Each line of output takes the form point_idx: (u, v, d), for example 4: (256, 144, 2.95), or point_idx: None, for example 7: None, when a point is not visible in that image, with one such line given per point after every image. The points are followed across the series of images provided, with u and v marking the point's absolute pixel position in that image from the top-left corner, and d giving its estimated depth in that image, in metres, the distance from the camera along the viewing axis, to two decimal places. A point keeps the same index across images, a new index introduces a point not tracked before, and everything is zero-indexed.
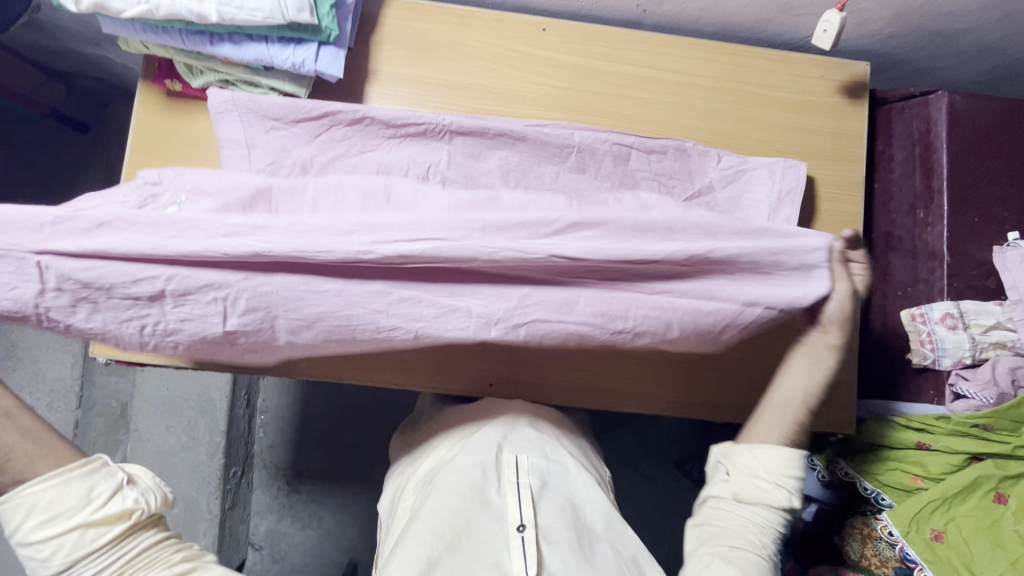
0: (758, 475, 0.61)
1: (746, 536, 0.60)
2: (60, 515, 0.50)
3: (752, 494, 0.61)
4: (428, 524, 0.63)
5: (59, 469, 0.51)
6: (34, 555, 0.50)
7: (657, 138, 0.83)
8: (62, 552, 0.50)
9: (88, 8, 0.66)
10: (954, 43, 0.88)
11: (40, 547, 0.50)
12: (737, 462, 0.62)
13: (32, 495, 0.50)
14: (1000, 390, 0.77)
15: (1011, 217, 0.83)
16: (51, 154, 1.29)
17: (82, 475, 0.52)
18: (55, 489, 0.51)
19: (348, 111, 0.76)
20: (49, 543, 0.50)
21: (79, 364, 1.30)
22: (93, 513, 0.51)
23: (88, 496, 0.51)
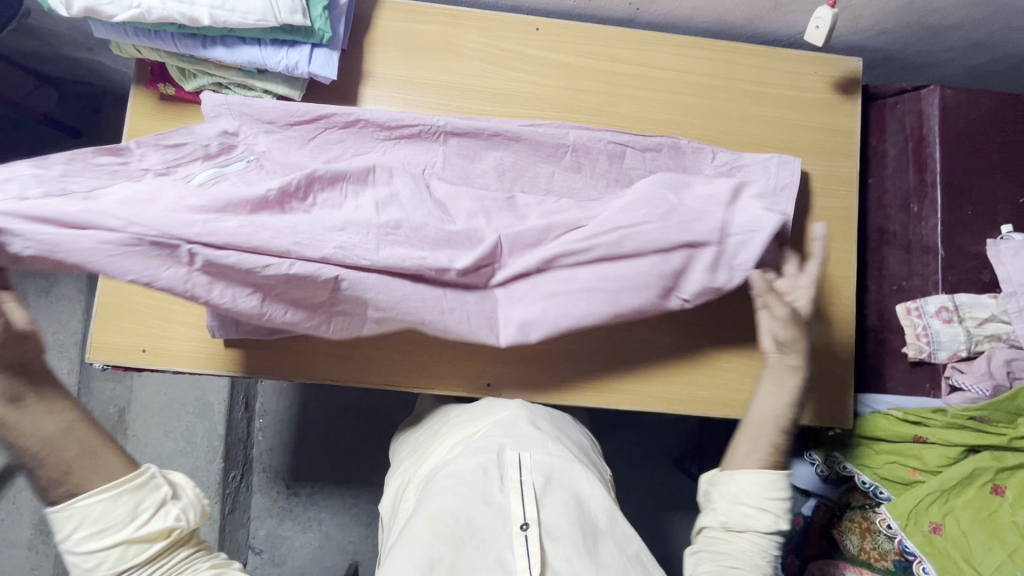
0: (741, 501, 0.67)
1: (739, 557, 0.65)
2: (109, 528, 0.53)
3: (738, 518, 0.66)
4: (429, 525, 0.63)
5: (109, 484, 0.53)
6: (80, 564, 0.52)
7: (651, 136, 0.84)
8: (107, 564, 0.52)
9: (81, 12, 0.66)
10: (945, 38, 0.89)
11: (87, 558, 0.52)
12: (722, 490, 0.68)
13: (85, 506, 0.52)
14: (995, 382, 0.78)
15: (1004, 210, 0.83)
16: (43, 158, 1.28)
17: (130, 490, 0.54)
18: (106, 501, 0.53)
19: (342, 114, 0.77)
20: (98, 554, 0.52)
21: (76, 370, 1.29)
22: (139, 526, 0.53)
23: (135, 510, 0.54)
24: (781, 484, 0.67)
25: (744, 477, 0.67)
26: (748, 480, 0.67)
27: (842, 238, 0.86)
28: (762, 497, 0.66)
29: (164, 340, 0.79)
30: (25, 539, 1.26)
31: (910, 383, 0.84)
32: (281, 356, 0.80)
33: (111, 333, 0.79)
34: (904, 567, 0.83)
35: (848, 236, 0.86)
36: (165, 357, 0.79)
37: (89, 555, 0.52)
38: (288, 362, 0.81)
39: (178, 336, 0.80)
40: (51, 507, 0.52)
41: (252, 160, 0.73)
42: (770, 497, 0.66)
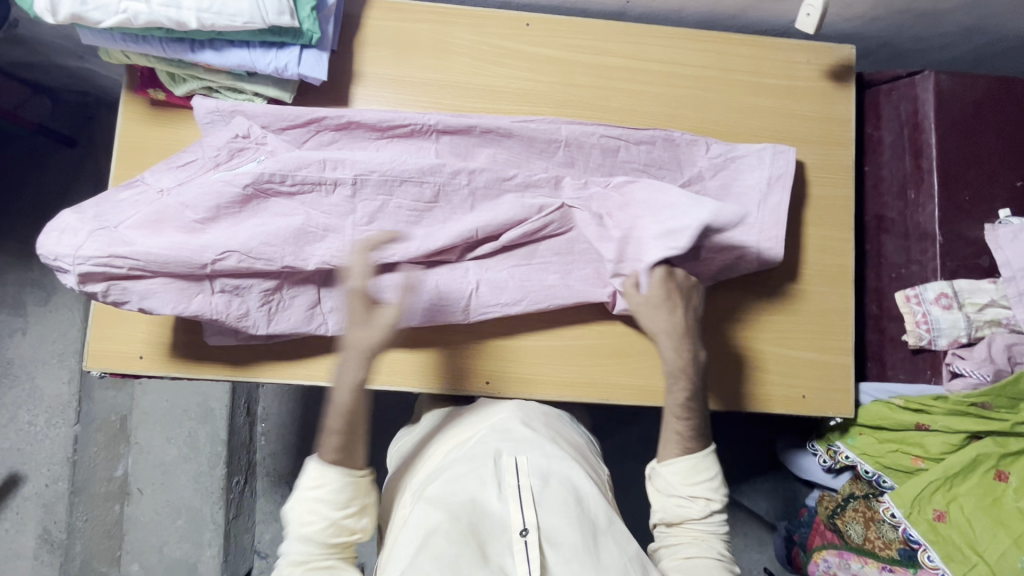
0: (672, 494, 0.74)
1: (687, 547, 0.72)
2: (333, 502, 0.67)
3: (673, 511, 0.74)
4: (428, 537, 0.63)
5: (350, 474, 0.68)
6: (292, 513, 0.68)
7: (645, 129, 0.84)
8: (312, 528, 0.67)
9: (67, 19, 0.66)
10: (938, 23, 0.88)
11: (304, 513, 0.67)
12: (655, 486, 0.76)
13: (333, 480, 0.67)
14: (996, 367, 0.77)
15: (1002, 194, 0.82)
16: (38, 168, 1.28)
17: (350, 483, 0.68)
18: (339, 487, 0.67)
19: (333, 116, 0.77)
20: (314, 516, 0.67)
21: (76, 380, 1.29)
22: (347, 512, 0.68)
23: (348, 501, 0.68)
24: (702, 467, 0.74)
25: (665, 472, 0.74)
26: (670, 472, 0.74)
27: (838, 228, 0.86)
28: (684, 484, 0.73)
29: (160, 347, 0.79)
30: (31, 549, 1.26)
31: (912, 371, 0.83)
32: (279, 359, 0.80)
33: (108, 340, 0.79)
34: (909, 555, 0.83)
35: (844, 225, 0.86)
36: (165, 363, 0.79)
37: (306, 513, 0.67)
38: (283, 367, 0.80)
39: (177, 343, 0.79)
40: (314, 458, 0.68)
41: (260, 159, 0.74)
42: (692, 482, 0.73)
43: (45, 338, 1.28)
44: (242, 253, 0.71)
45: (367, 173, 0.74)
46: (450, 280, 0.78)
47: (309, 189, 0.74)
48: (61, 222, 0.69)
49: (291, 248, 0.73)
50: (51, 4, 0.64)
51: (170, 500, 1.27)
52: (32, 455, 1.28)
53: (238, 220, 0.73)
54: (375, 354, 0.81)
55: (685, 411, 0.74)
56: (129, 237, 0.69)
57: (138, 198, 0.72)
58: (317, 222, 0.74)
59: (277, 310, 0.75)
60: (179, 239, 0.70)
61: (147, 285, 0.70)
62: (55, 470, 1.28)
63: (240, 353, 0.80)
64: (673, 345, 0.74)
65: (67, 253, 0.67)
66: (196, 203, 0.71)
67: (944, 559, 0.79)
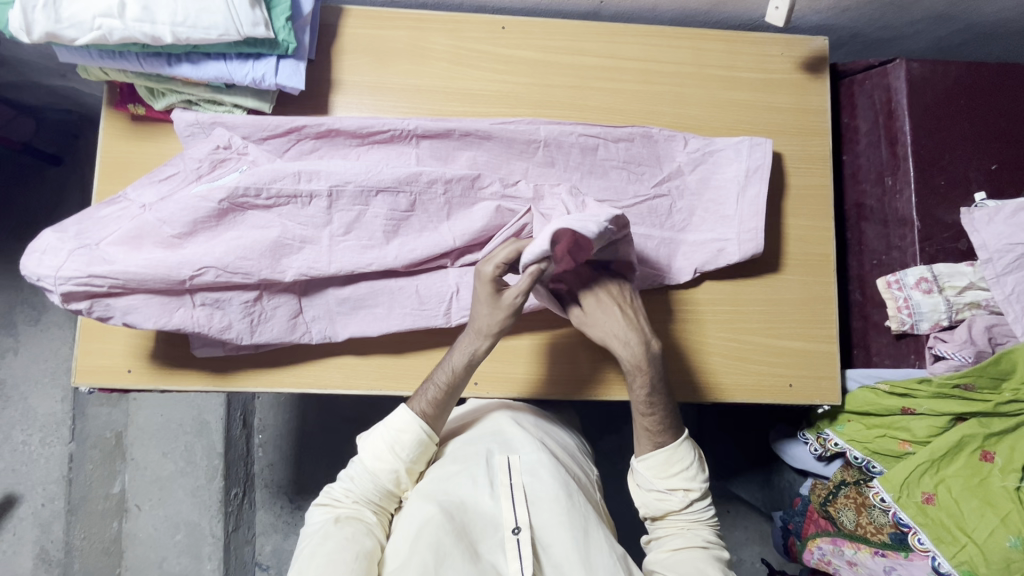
0: (652, 488, 0.75)
1: (675, 537, 0.73)
2: (404, 452, 0.72)
3: (653, 505, 0.75)
4: (420, 532, 0.65)
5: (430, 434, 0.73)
6: (363, 447, 0.74)
7: (623, 127, 0.85)
8: (377, 462, 0.72)
9: (41, 37, 0.66)
10: (908, 11, 0.90)
11: (374, 450, 0.73)
12: (636, 481, 0.77)
13: (411, 434, 0.72)
14: (978, 349, 0.78)
15: (977, 177, 0.83)
16: (26, 188, 1.28)
17: (424, 443, 0.73)
18: (416, 440, 0.72)
19: (313, 125, 0.78)
20: (388, 455, 0.72)
21: (69, 398, 1.29)
22: (412, 466, 0.73)
23: (416, 458, 0.73)
24: (680, 457, 0.74)
25: (641, 467, 0.75)
26: (647, 467, 0.75)
27: (818, 216, 0.87)
28: (661, 478, 0.74)
29: (148, 361, 0.80)
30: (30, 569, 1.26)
31: (896, 356, 0.85)
32: (267, 369, 0.80)
33: (96, 356, 0.79)
34: (900, 539, 0.83)
35: (824, 214, 0.87)
36: (155, 376, 0.80)
37: (380, 450, 0.73)
38: (271, 377, 0.80)
39: (166, 355, 0.80)
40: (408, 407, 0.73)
41: (243, 170, 0.75)
42: (669, 474, 0.74)
43: (38, 357, 1.28)
44: (218, 268, 0.72)
45: (344, 184, 0.75)
46: (430, 285, 0.79)
47: (285, 202, 0.74)
48: (42, 241, 0.69)
49: (267, 261, 0.74)
50: (25, 23, 0.65)
51: (168, 515, 1.27)
52: (28, 474, 1.27)
53: (215, 234, 0.73)
54: (363, 359, 0.81)
55: (651, 405, 0.73)
56: (110, 255, 0.70)
57: (121, 214, 0.73)
58: (294, 234, 0.75)
59: (259, 320, 0.76)
60: (159, 256, 0.71)
61: (128, 301, 0.71)
62: (51, 489, 1.28)
63: (230, 363, 0.80)
64: (626, 345, 0.73)
65: (47, 274, 0.68)
66: (173, 218, 0.72)
67: (934, 541, 0.79)
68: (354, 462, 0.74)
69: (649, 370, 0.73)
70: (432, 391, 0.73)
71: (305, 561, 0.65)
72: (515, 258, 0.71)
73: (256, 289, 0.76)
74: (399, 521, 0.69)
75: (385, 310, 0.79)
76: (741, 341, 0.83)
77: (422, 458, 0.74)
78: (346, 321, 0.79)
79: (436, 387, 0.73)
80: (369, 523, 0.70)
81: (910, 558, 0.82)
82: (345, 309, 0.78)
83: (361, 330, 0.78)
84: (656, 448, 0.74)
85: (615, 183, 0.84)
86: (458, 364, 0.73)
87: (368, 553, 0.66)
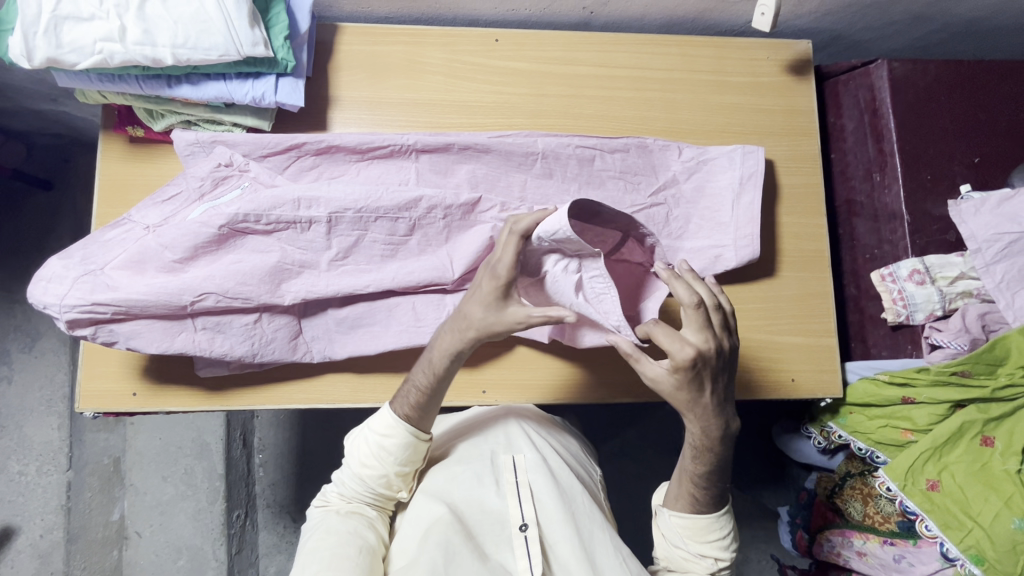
0: (680, 546, 0.73)
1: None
2: (392, 459, 0.69)
3: (677, 560, 0.73)
4: (427, 530, 0.65)
5: (416, 431, 0.69)
6: (352, 453, 0.71)
7: (618, 137, 0.86)
8: (368, 471, 0.70)
9: (42, 63, 0.66)
10: (887, 13, 0.93)
11: (363, 459, 0.70)
12: (664, 529, 0.74)
13: (392, 441, 0.69)
14: (973, 337, 0.80)
15: (962, 171, 0.86)
16: (16, 214, 1.27)
17: (413, 444, 0.69)
18: (403, 444, 0.69)
19: (313, 141, 0.78)
20: (374, 461, 0.70)
21: (66, 425, 1.27)
22: (401, 469, 0.71)
23: (404, 463, 0.70)
24: (717, 523, 0.72)
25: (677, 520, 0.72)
26: (682, 525, 0.72)
27: (811, 214, 0.89)
28: (694, 539, 0.72)
29: (154, 382, 0.79)
30: None
31: (893, 347, 0.87)
32: (273, 386, 0.80)
33: (98, 379, 0.78)
34: (908, 527, 0.86)
35: (817, 211, 0.89)
36: (158, 398, 0.79)
37: (367, 456, 0.70)
38: (278, 393, 0.80)
39: (171, 376, 0.79)
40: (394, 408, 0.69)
41: (246, 187, 0.76)
42: (703, 539, 0.72)
43: (32, 385, 1.26)
44: (219, 293, 0.72)
45: (342, 211, 0.75)
46: (427, 303, 0.80)
47: (285, 228, 0.74)
48: (47, 270, 0.70)
49: (267, 287, 0.74)
50: (26, 49, 0.65)
51: (170, 539, 1.25)
52: (25, 505, 1.25)
53: (216, 258, 0.74)
54: (370, 373, 0.81)
55: (704, 479, 0.69)
56: (113, 281, 0.70)
57: (126, 236, 0.74)
58: (294, 259, 0.75)
59: (260, 343, 0.75)
60: (162, 282, 0.71)
61: (131, 326, 0.72)
62: (50, 519, 1.25)
63: (236, 382, 0.79)
64: (696, 423, 0.66)
65: (53, 301, 0.69)
66: (174, 244, 0.72)
67: (941, 528, 0.80)
68: (343, 466, 0.72)
69: (715, 454, 0.68)
70: (412, 391, 0.68)
71: (307, 560, 0.64)
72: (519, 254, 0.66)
73: (256, 311, 0.76)
74: (405, 521, 0.70)
75: (390, 323, 0.79)
76: (742, 339, 0.85)
77: (413, 459, 0.71)
78: (349, 336, 0.79)
79: (416, 388, 0.68)
80: (369, 517, 0.71)
81: (918, 545, 0.85)
82: (343, 328, 0.79)
83: (359, 349, 0.78)
84: (697, 514, 0.72)
85: (613, 193, 0.85)
86: (439, 362, 0.67)
87: (370, 548, 0.67)
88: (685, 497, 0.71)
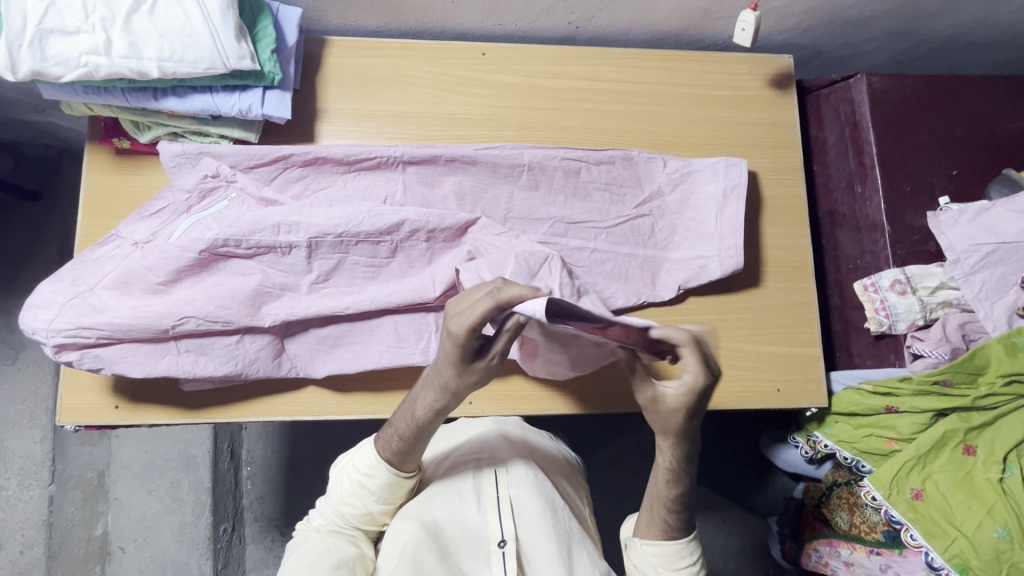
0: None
1: None
2: (374, 493, 0.68)
3: None
4: (399, 545, 0.64)
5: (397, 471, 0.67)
6: (338, 481, 0.70)
7: (604, 150, 0.88)
8: (352, 503, 0.69)
9: (28, 76, 0.66)
10: (865, 28, 0.95)
11: (348, 490, 0.69)
12: (635, 558, 0.74)
13: (375, 477, 0.67)
14: (953, 346, 0.81)
15: (940, 183, 0.88)
16: (2, 226, 1.26)
17: (394, 483, 0.67)
18: (386, 484, 0.67)
19: (300, 153, 0.79)
20: (358, 498, 0.68)
21: (49, 438, 1.25)
22: (385, 506, 0.69)
23: (386, 497, 0.69)
24: (687, 550, 0.72)
25: (649, 547, 0.71)
26: (656, 554, 0.72)
27: (793, 225, 0.90)
28: (666, 568, 0.72)
29: (137, 395, 0.78)
30: None
31: (877, 356, 0.88)
32: (259, 398, 0.79)
33: (81, 392, 0.78)
34: (893, 536, 0.86)
35: (799, 222, 0.90)
36: (141, 411, 0.78)
37: (351, 491, 0.69)
38: (263, 406, 0.79)
39: (154, 388, 0.78)
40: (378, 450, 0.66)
41: (233, 198, 0.76)
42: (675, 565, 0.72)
43: (15, 397, 1.24)
44: (199, 316, 0.72)
45: (322, 235, 0.75)
46: (409, 322, 0.79)
47: (265, 252, 0.74)
48: (37, 295, 0.70)
49: (247, 308, 0.73)
50: (11, 62, 0.65)
51: (154, 555, 1.23)
52: (6, 521, 1.23)
53: (199, 280, 0.74)
54: (356, 384, 0.81)
55: (675, 504, 0.69)
56: (101, 302, 0.71)
57: (114, 256, 0.74)
58: (273, 281, 0.75)
59: (244, 362, 0.75)
60: (145, 305, 0.71)
61: (116, 351, 0.71)
62: (31, 534, 1.23)
63: (221, 395, 0.79)
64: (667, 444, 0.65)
65: (41, 327, 0.69)
66: (157, 267, 0.72)
67: (925, 536, 0.80)
68: (330, 492, 0.71)
69: (687, 478, 0.67)
70: (393, 437, 0.64)
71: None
72: (491, 313, 0.51)
73: (237, 331, 0.74)
74: (383, 542, 0.68)
75: (376, 339, 0.79)
76: (729, 348, 0.85)
77: (397, 496, 0.69)
78: (331, 351, 0.78)
79: (397, 434, 0.64)
80: (353, 536, 0.70)
81: (904, 554, 0.85)
82: (326, 345, 0.78)
83: (340, 368, 0.78)
84: (669, 540, 0.71)
85: (599, 205, 0.86)
86: (418, 411, 0.61)
87: (349, 562, 0.65)
88: (659, 524, 0.70)
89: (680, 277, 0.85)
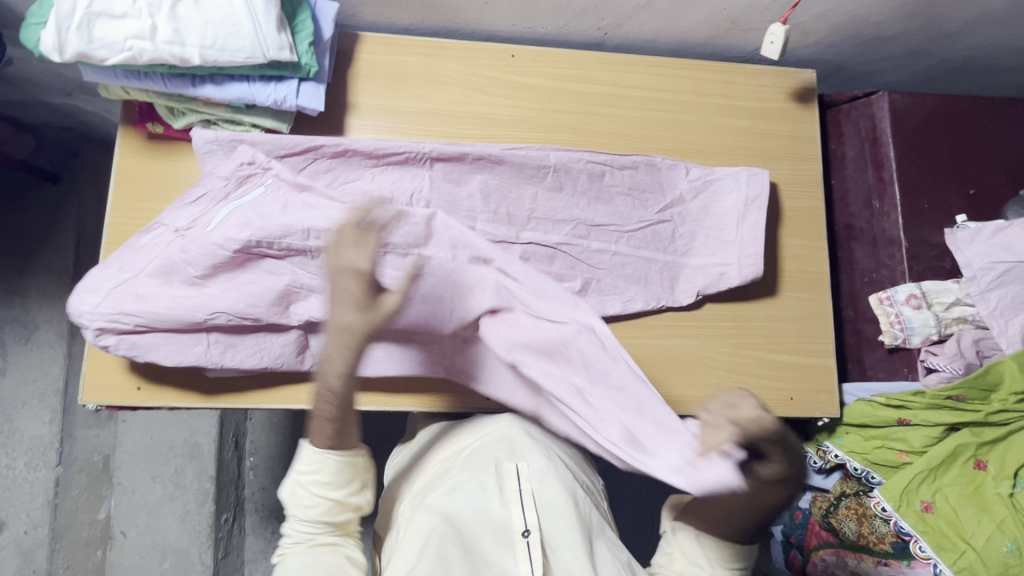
0: (699, 563, 0.70)
1: None
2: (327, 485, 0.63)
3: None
4: (426, 537, 0.65)
5: (336, 454, 0.63)
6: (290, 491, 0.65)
7: (628, 155, 0.89)
8: (310, 505, 0.64)
9: (73, 57, 0.67)
10: (887, 47, 0.96)
11: (302, 493, 0.64)
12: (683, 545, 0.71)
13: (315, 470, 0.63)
14: (967, 361, 0.83)
15: (957, 201, 0.89)
16: (20, 207, 1.27)
17: (339, 469, 0.63)
18: (328, 471, 0.63)
19: (331, 145, 0.80)
20: (315, 498, 0.64)
21: (58, 419, 1.25)
22: (345, 493, 0.65)
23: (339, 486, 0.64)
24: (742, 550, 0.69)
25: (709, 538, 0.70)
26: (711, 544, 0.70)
27: (811, 237, 0.91)
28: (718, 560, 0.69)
29: (157, 378, 0.79)
30: None
31: (889, 368, 0.90)
32: (278, 387, 0.80)
33: (102, 373, 0.78)
34: (902, 548, 0.87)
35: (818, 234, 0.91)
36: (160, 395, 0.78)
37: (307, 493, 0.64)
38: (282, 395, 0.80)
39: (175, 372, 0.79)
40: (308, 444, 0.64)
41: (269, 184, 0.76)
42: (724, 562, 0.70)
43: (25, 377, 1.25)
44: (230, 311, 0.73)
45: None
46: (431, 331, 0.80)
47: (296, 254, 0.74)
48: (87, 281, 0.72)
49: (276, 304, 0.74)
50: (57, 43, 0.66)
51: (155, 541, 1.23)
52: (10, 500, 1.22)
53: (234, 276, 0.74)
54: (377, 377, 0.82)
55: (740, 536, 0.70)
56: (142, 289, 0.72)
57: (158, 241, 0.74)
58: (303, 282, 0.75)
59: (270, 357, 0.76)
60: (178, 293, 0.72)
61: (148, 338, 0.73)
62: (35, 515, 1.23)
63: (240, 381, 0.79)
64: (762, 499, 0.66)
65: (87, 310, 0.70)
66: (197, 260, 0.72)
67: (936, 549, 0.81)
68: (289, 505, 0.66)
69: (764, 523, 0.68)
70: (318, 420, 0.61)
71: None
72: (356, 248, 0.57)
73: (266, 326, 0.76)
74: (404, 534, 0.68)
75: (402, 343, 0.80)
76: (744, 356, 0.86)
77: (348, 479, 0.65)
78: None
79: (320, 416, 0.61)
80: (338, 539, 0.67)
81: (912, 566, 0.86)
82: None
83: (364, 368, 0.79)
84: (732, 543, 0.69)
85: (621, 209, 0.87)
86: (332, 379, 0.59)
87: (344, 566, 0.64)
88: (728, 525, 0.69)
89: (700, 284, 0.86)
